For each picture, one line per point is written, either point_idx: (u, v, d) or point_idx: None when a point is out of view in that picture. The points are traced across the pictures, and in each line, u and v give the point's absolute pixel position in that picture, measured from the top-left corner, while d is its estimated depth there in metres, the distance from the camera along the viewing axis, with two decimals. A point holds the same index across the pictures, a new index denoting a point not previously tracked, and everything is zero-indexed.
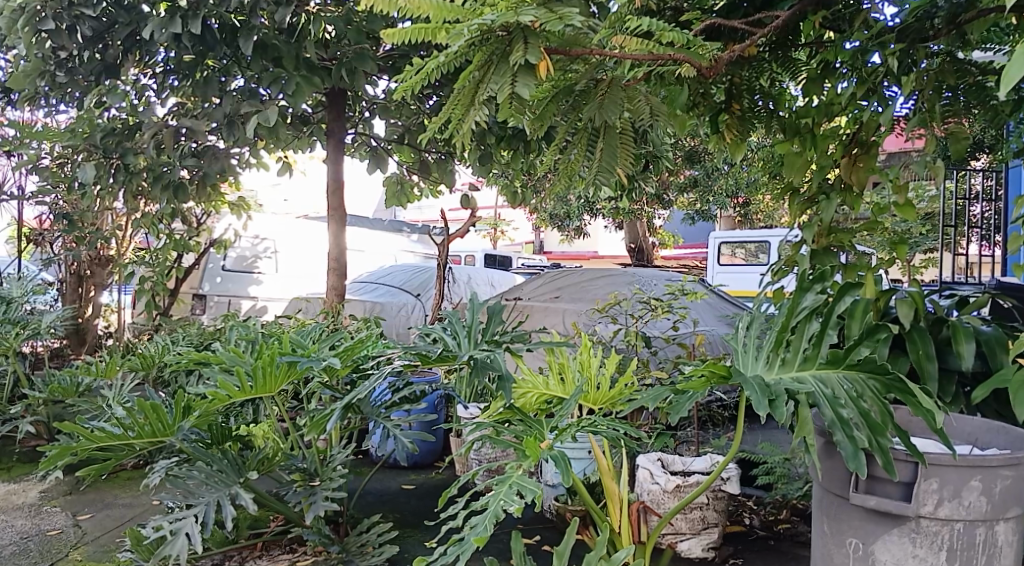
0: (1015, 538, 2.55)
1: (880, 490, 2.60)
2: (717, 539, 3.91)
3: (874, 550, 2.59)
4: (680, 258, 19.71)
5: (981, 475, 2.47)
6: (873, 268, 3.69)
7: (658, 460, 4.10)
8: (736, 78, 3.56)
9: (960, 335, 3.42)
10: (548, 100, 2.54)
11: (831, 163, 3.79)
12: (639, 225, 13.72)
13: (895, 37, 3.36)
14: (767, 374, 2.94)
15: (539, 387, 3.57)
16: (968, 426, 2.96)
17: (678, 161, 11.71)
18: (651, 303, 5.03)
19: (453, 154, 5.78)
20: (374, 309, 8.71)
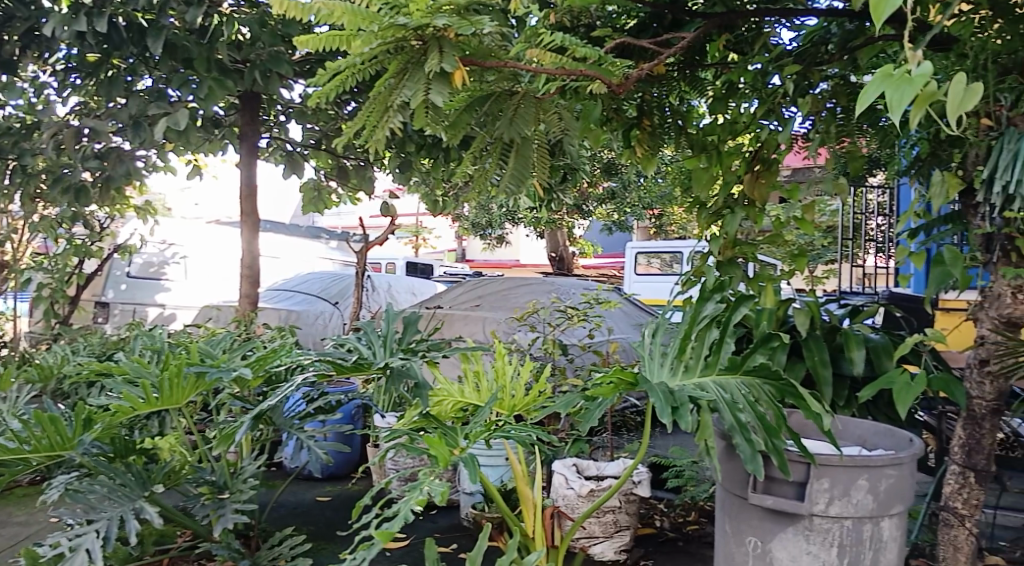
0: (898, 534, 2.71)
1: (777, 490, 2.72)
2: (629, 541, 3.98)
3: (771, 548, 2.71)
4: (599, 267, 20.03)
5: (868, 474, 2.62)
6: (773, 278, 3.88)
7: (573, 465, 4.16)
8: (647, 95, 3.76)
9: (852, 343, 3.64)
10: (463, 109, 2.58)
11: (737, 179, 3.94)
12: (559, 234, 13.93)
13: (793, 59, 3.69)
14: (672, 379, 3.03)
15: (455, 395, 3.60)
16: (859, 428, 3.13)
17: (597, 173, 11.96)
18: (567, 311, 5.11)
19: (372, 160, 5.76)
20: (290, 317, 8.52)
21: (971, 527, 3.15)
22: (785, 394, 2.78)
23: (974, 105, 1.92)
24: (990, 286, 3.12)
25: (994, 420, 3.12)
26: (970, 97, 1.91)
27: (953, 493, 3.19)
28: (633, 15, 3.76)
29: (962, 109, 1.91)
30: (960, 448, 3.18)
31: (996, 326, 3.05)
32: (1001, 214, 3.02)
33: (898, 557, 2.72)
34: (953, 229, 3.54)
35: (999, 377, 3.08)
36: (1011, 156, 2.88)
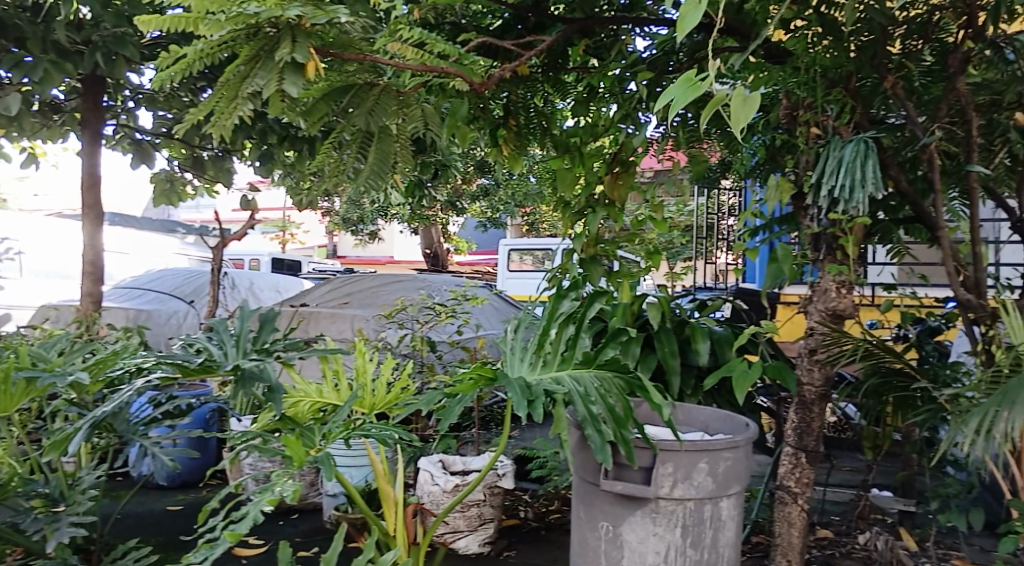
0: (736, 512, 2.90)
1: (626, 475, 2.84)
2: (493, 533, 4.04)
3: (622, 531, 2.83)
4: (473, 263, 20.11)
5: (707, 457, 2.78)
6: (630, 277, 4.07)
7: (439, 461, 4.15)
8: (513, 96, 3.80)
9: (698, 335, 3.99)
10: (320, 99, 2.53)
11: (597, 180, 4.10)
12: (432, 231, 13.88)
13: (647, 66, 3.86)
14: (530, 374, 3.06)
15: (313, 395, 3.53)
16: (703, 415, 3.33)
17: (470, 171, 11.98)
18: (435, 308, 5.08)
19: (231, 151, 5.53)
20: (139, 316, 8.03)
21: (802, 503, 3.42)
22: (633, 387, 2.92)
23: (749, 120, 1.79)
24: (818, 281, 3.42)
25: (822, 404, 3.39)
26: (746, 111, 1.78)
27: (787, 473, 3.45)
28: (498, 15, 3.81)
29: (737, 122, 1.79)
30: (793, 431, 3.44)
31: (824, 319, 3.33)
32: (827, 215, 3.32)
33: (736, 534, 2.92)
34: (789, 229, 3.89)
35: (826, 365, 3.35)
36: (837, 162, 3.20)
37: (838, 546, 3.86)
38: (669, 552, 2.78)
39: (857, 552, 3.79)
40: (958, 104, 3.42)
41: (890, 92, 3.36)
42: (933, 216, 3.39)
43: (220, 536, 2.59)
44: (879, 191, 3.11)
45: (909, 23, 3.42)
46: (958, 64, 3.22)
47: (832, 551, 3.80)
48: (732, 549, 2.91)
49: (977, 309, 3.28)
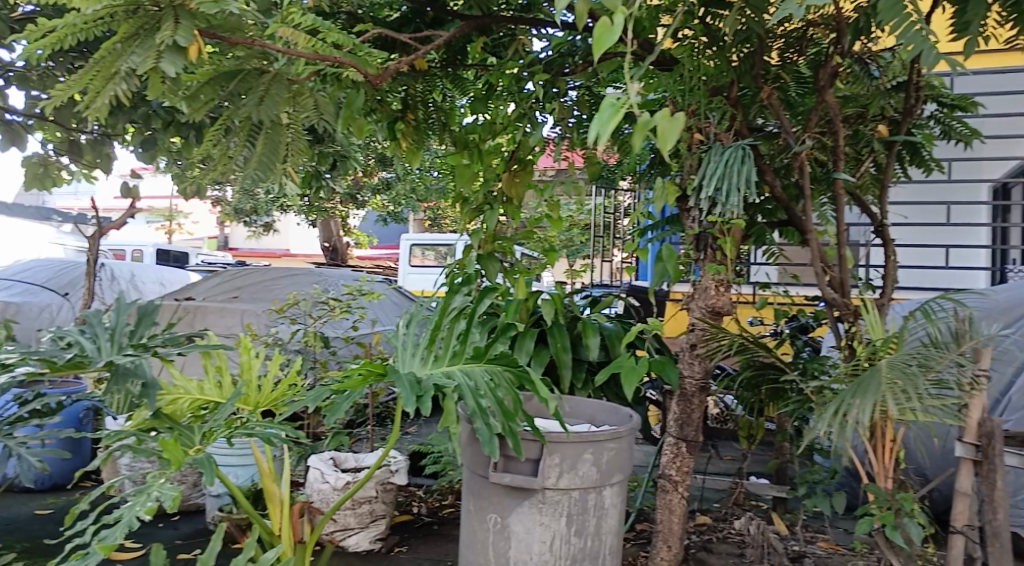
0: (618, 500, 3.00)
1: (514, 467, 2.89)
2: (384, 530, 4.01)
3: (509, 522, 2.88)
4: (374, 258, 19.84)
5: (591, 448, 2.87)
6: (527, 273, 4.15)
7: (331, 459, 4.09)
8: (411, 89, 3.80)
9: (589, 330, 4.14)
10: (204, 84, 2.45)
11: (495, 177, 4.12)
12: (331, 224, 13.62)
13: (543, 66, 4.00)
14: (422, 369, 3.05)
15: (193, 392, 3.40)
16: (589, 406, 3.42)
17: (372, 163, 11.78)
18: (329, 302, 4.96)
19: (112, 135, 5.23)
20: (7, 310, 7.53)
21: (683, 490, 3.58)
22: (522, 380, 2.99)
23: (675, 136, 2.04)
24: (698, 280, 3.60)
25: (701, 396, 3.57)
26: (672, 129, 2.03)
27: (669, 462, 3.60)
28: (395, 7, 3.80)
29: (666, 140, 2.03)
30: (675, 422, 3.58)
31: (703, 315, 3.51)
32: (707, 217, 3.50)
33: (619, 522, 3.02)
34: (675, 229, 4.05)
35: (705, 358, 3.53)
36: (717, 166, 3.37)
37: (715, 531, 4.06)
38: (554, 541, 2.85)
39: (733, 537, 3.99)
40: (827, 115, 3.67)
41: (766, 101, 3.56)
42: (802, 219, 3.61)
43: (88, 548, 2.49)
44: (753, 195, 3.30)
45: (786, 37, 3.71)
46: (826, 78, 3.46)
47: (710, 536, 3.99)
48: (614, 536, 3.01)
49: (841, 307, 3.51)
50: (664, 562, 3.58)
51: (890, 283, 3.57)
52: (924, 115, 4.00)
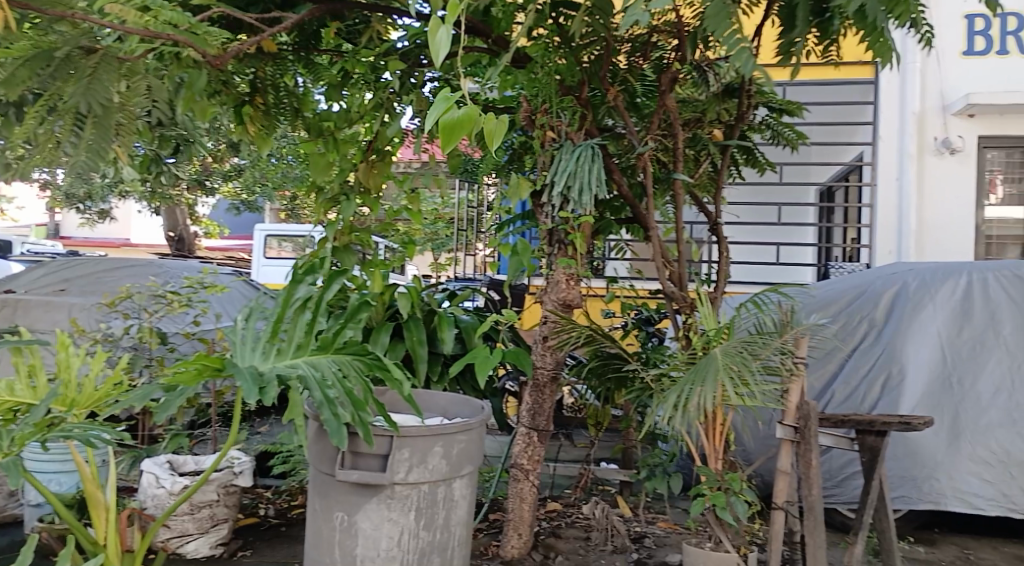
0: (467, 491, 3.03)
1: (363, 464, 2.85)
2: (226, 534, 3.84)
3: (356, 520, 2.84)
4: (225, 248, 18.97)
5: (442, 441, 2.87)
6: (383, 266, 4.10)
7: (167, 463, 3.87)
8: (261, 71, 3.61)
9: (444, 324, 4.11)
10: (17, 67, 2.20)
11: (351, 167, 4.04)
12: (177, 212, 12.90)
13: (399, 57, 3.96)
14: (263, 364, 2.92)
15: (2, 394, 3.11)
16: (442, 399, 3.43)
17: (223, 149, 11.23)
18: (166, 297, 4.68)
19: None
20: None
21: (533, 479, 3.66)
22: (372, 368, 3.01)
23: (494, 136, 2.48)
24: (551, 273, 3.69)
25: (553, 386, 3.65)
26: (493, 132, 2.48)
27: (521, 451, 3.67)
28: None
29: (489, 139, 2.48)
30: (527, 412, 3.67)
31: (555, 307, 3.60)
32: (560, 213, 3.59)
33: (467, 512, 3.05)
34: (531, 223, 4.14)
35: (557, 349, 3.61)
36: (567, 165, 3.48)
37: (564, 517, 4.18)
38: (402, 536, 2.84)
39: (579, 522, 4.13)
40: (668, 119, 3.86)
41: (613, 102, 3.72)
42: (645, 216, 3.79)
43: None
44: (603, 193, 3.45)
45: (633, 42, 3.84)
46: (667, 83, 3.66)
47: (559, 522, 4.11)
48: (463, 527, 3.04)
49: (679, 300, 3.73)
50: (514, 550, 3.65)
51: (723, 278, 3.81)
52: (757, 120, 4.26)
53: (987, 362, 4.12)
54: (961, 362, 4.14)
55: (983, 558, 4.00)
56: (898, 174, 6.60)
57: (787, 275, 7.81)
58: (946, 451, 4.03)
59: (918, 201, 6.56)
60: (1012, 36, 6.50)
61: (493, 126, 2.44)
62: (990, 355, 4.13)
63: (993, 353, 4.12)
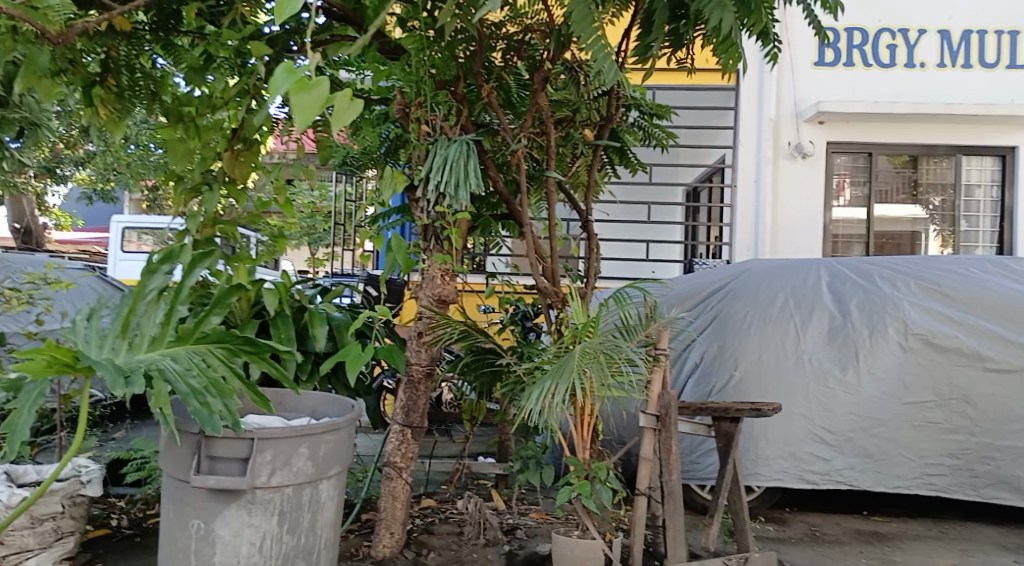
0: (335, 493, 2.96)
1: (222, 468, 2.73)
2: (71, 548, 3.59)
3: (214, 527, 2.71)
4: (78, 241, 17.71)
5: (307, 442, 2.79)
6: (249, 260, 3.88)
7: (3, 473, 3.56)
8: (113, 51, 3.48)
9: (315, 321, 4.01)
10: None
11: (214, 155, 3.81)
12: (22, 201, 11.93)
13: (265, 43, 3.81)
14: (115, 359, 2.76)
15: None
16: (310, 399, 3.33)
17: (75, 134, 10.48)
18: (4, 293, 4.32)
19: None
20: None
21: (406, 476, 3.61)
22: (236, 354, 2.92)
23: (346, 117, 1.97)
24: (425, 269, 3.67)
25: (427, 382, 3.63)
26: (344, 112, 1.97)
27: (393, 449, 3.62)
28: None
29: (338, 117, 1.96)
30: (401, 409, 3.62)
31: (431, 303, 3.58)
32: (436, 208, 3.55)
33: (335, 514, 2.98)
34: (405, 218, 4.09)
35: (432, 345, 3.58)
36: (442, 161, 3.47)
37: (437, 513, 4.17)
38: (263, 541, 2.74)
39: (453, 517, 4.12)
40: (541, 117, 3.91)
41: (488, 99, 3.71)
42: (519, 213, 3.83)
43: None
44: (479, 187, 3.45)
45: (508, 39, 3.87)
46: (540, 82, 3.74)
47: (432, 519, 4.09)
48: (329, 530, 2.97)
49: (551, 295, 3.80)
50: (385, 548, 3.60)
51: (593, 274, 3.92)
52: (630, 120, 4.38)
53: (834, 344, 4.40)
54: (811, 344, 4.41)
55: (828, 533, 4.30)
56: (756, 176, 6.98)
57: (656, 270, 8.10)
58: (793, 431, 4.30)
59: (773, 201, 6.97)
60: (857, 50, 7.03)
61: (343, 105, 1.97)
62: (835, 334, 4.42)
63: (840, 335, 4.41)
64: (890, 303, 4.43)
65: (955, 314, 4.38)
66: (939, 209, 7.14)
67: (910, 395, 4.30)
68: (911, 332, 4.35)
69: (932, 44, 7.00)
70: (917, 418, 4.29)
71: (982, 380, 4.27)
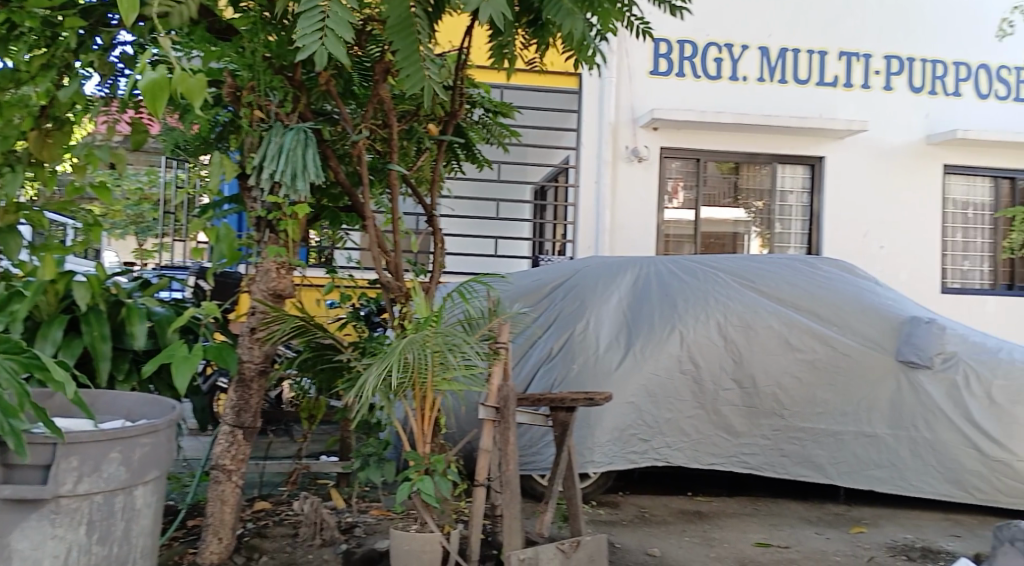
0: (152, 498, 2.80)
1: (18, 477, 2.48)
2: None
3: (9, 542, 2.41)
4: None
5: (120, 446, 2.61)
6: (57, 250, 3.53)
7: None
8: None
9: (134, 317, 3.73)
10: None
11: (18, 135, 3.41)
12: None
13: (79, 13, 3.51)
14: None
15: None
16: (126, 400, 3.12)
17: None
18: None
19: None
20: None
21: (236, 479, 3.46)
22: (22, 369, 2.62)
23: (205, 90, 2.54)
24: (259, 261, 3.49)
25: (261, 380, 3.46)
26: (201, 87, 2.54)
27: (222, 451, 3.45)
28: None
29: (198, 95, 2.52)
30: (231, 410, 3.44)
31: (264, 298, 3.42)
32: (269, 197, 3.39)
33: (152, 521, 2.82)
34: (237, 208, 3.89)
35: (266, 342, 3.44)
36: (278, 148, 3.34)
37: (271, 516, 4.02)
38: (69, 553, 2.50)
39: (288, 519, 3.99)
40: (382, 109, 3.84)
41: (326, 87, 3.61)
42: (361, 206, 3.75)
43: None
44: (318, 179, 3.35)
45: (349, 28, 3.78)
46: (381, 73, 3.62)
47: (265, 522, 3.93)
48: (146, 537, 2.79)
49: (394, 290, 3.77)
50: (212, 555, 3.41)
51: (438, 269, 3.91)
52: (473, 118, 4.40)
53: (663, 332, 4.62)
54: (643, 333, 4.62)
55: (655, 514, 4.53)
56: (596, 178, 7.25)
57: (500, 265, 8.19)
58: (625, 420, 4.49)
59: (612, 202, 7.26)
60: (687, 62, 7.45)
61: (193, 84, 2.51)
62: (665, 324, 4.65)
63: (670, 324, 4.65)
64: (714, 298, 4.77)
65: (771, 309, 4.76)
66: (759, 212, 7.69)
67: (727, 381, 4.62)
68: (731, 323, 4.68)
69: (752, 59, 7.54)
70: (733, 403, 4.61)
71: (793, 369, 4.64)
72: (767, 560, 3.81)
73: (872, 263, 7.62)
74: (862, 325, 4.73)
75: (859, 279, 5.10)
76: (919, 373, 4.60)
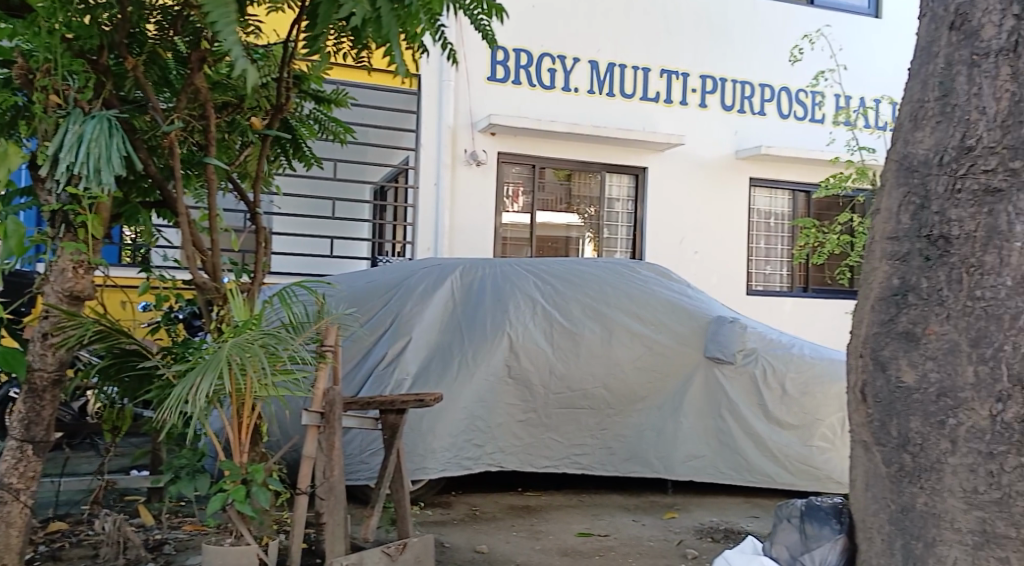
0: None
1: None
2: None
3: None
4: None
5: None
6: None
7: None
8: None
9: None
10: None
11: None
12: None
13: None
14: None
15: None
16: None
17: None
18: None
19: None
20: None
21: (25, 499, 3.16)
22: None
23: None
24: (53, 260, 3.21)
25: (55, 390, 3.20)
26: None
27: (8, 469, 3.15)
28: None
29: None
30: (19, 422, 3.16)
31: (59, 299, 3.16)
32: (64, 190, 3.14)
33: None
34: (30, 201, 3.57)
35: (60, 348, 3.17)
36: (76, 137, 3.07)
37: (69, 537, 3.71)
38: None
39: (89, 539, 3.70)
40: (199, 99, 3.64)
41: (133, 73, 3.37)
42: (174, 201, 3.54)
43: None
44: (122, 172, 3.11)
45: (164, 12, 3.55)
46: (195, 61, 3.47)
47: (62, 543, 3.63)
48: None
49: (211, 292, 3.59)
50: None
51: (261, 270, 3.77)
52: (304, 113, 4.27)
53: (493, 338, 4.71)
54: (474, 340, 4.69)
55: (485, 512, 4.61)
56: (435, 180, 7.27)
57: (337, 267, 8.02)
58: (455, 422, 4.53)
59: (450, 203, 7.32)
60: (523, 70, 7.64)
61: None
62: (496, 329, 4.73)
63: (500, 330, 4.74)
64: (541, 304, 4.91)
65: (595, 314, 4.97)
66: (590, 218, 8.02)
67: (555, 384, 4.77)
68: (558, 328, 4.85)
69: (583, 72, 7.85)
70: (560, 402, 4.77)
71: (616, 371, 4.87)
72: (587, 549, 3.97)
73: (689, 267, 8.16)
74: (677, 327, 5.04)
75: (674, 284, 5.42)
76: (724, 370, 4.96)
